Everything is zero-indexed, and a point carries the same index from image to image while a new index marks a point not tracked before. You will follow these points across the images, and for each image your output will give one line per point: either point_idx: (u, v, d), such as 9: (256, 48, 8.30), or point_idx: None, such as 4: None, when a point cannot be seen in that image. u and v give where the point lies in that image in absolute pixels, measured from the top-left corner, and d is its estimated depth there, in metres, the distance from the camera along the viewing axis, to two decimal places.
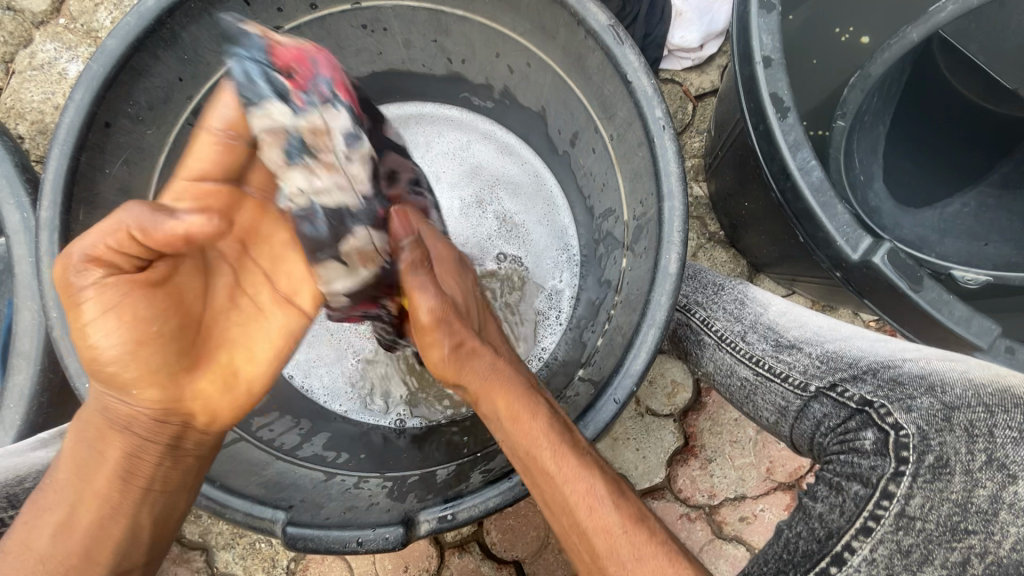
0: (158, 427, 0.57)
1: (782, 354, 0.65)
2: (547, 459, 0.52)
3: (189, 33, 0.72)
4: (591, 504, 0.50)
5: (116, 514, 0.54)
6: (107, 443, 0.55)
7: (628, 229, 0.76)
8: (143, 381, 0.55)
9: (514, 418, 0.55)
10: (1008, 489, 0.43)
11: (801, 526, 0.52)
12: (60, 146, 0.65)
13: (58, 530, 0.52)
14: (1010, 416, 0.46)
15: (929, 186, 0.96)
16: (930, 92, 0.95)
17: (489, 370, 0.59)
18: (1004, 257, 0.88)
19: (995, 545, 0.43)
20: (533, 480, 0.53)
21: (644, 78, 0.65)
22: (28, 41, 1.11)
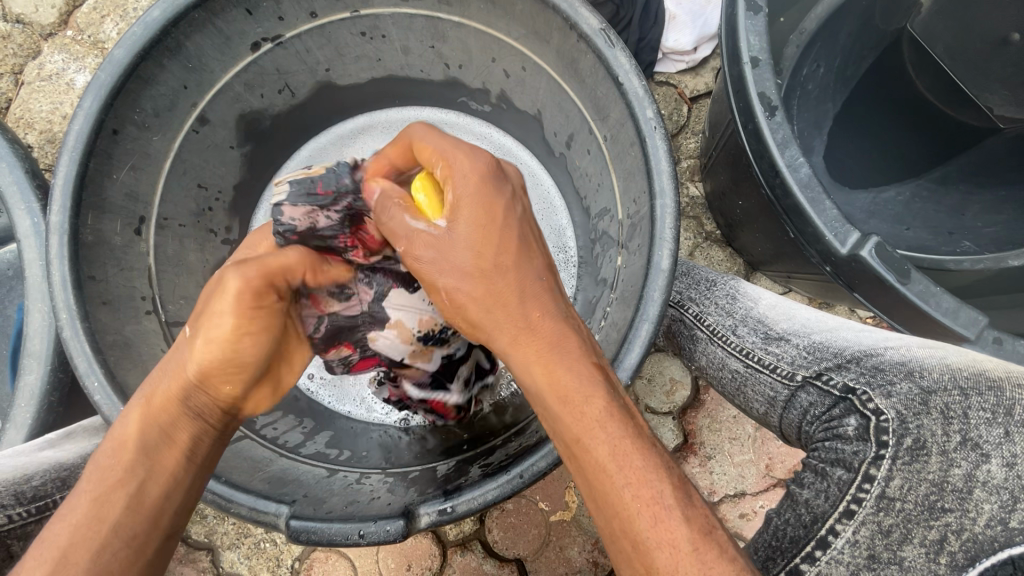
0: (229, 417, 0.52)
1: (771, 346, 0.66)
2: (604, 454, 0.46)
3: (194, 43, 0.75)
4: (653, 512, 0.44)
5: (176, 498, 0.48)
6: (181, 422, 0.49)
7: (623, 228, 0.77)
8: (230, 380, 0.49)
9: (563, 394, 0.48)
10: (981, 469, 0.45)
11: (790, 513, 0.52)
12: (70, 152, 0.67)
13: (129, 510, 0.46)
14: (982, 399, 0.47)
15: (874, 172, 1.00)
16: (892, 86, 1.01)
17: (524, 317, 0.51)
18: (921, 239, 0.91)
19: (970, 522, 0.44)
20: (578, 464, 0.48)
21: (635, 79, 0.67)
22: (37, 52, 1.14)
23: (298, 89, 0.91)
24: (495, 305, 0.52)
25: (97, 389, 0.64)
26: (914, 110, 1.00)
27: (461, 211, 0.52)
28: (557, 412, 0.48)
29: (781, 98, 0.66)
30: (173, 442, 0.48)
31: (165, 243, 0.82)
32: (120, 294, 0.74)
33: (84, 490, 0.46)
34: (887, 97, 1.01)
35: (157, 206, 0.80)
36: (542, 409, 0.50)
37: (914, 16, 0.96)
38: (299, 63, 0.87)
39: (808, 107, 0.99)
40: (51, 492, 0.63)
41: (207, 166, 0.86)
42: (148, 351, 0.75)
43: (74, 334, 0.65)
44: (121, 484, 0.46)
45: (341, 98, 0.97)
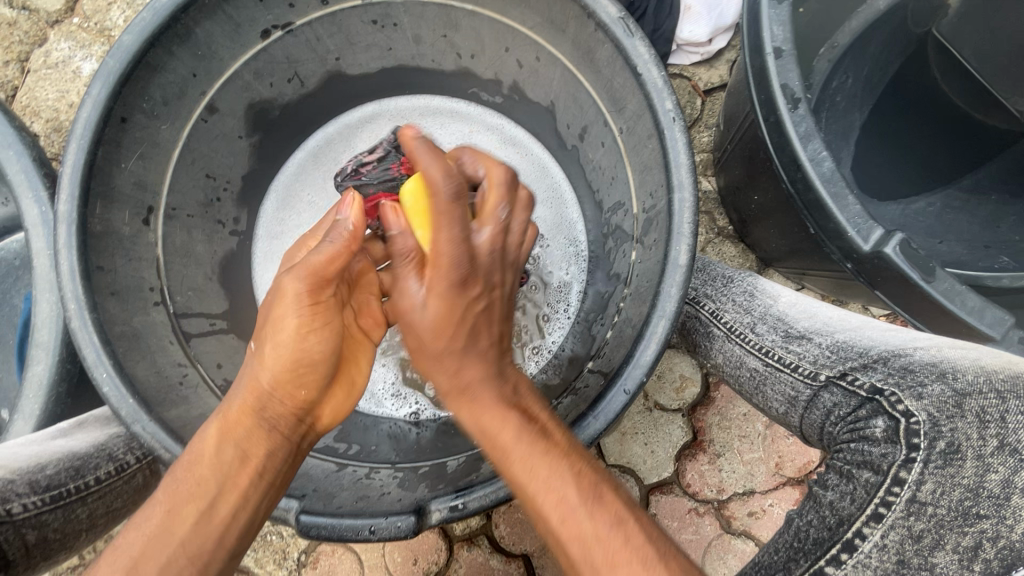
0: (297, 426, 0.57)
1: (792, 345, 0.65)
2: (524, 475, 0.51)
3: (203, 29, 0.73)
4: (569, 519, 0.48)
5: (243, 512, 0.52)
6: (253, 441, 0.54)
7: (638, 222, 0.76)
8: (304, 383, 0.56)
9: (487, 430, 0.53)
10: (1021, 474, 0.43)
11: (813, 514, 0.52)
12: (78, 141, 0.66)
13: (202, 518, 0.50)
14: (1021, 402, 0.46)
15: (900, 183, 0.98)
16: (918, 90, 0.99)
17: (461, 364, 0.56)
18: (955, 253, 0.89)
19: (1006, 530, 0.43)
20: (514, 486, 0.52)
21: (655, 70, 0.65)
22: (43, 39, 1.13)
23: (307, 78, 0.89)
24: (445, 348, 0.56)
25: (107, 380, 0.63)
26: (939, 115, 0.98)
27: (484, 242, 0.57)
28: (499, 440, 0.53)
29: (804, 90, 0.65)
30: (246, 453, 0.53)
31: (173, 234, 0.81)
32: (128, 286, 0.73)
33: (161, 501, 0.51)
34: (908, 96, 0.99)
35: (165, 196, 0.79)
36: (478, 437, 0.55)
37: (942, 19, 0.94)
38: (309, 51, 0.85)
39: (837, 119, 0.98)
40: (64, 481, 0.63)
41: (215, 155, 0.85)
42: (157, 342, 0.74)
43: (83, 326, 0.64)
44: (205, 489, 0.51)
45: (350, 88, 0.95)
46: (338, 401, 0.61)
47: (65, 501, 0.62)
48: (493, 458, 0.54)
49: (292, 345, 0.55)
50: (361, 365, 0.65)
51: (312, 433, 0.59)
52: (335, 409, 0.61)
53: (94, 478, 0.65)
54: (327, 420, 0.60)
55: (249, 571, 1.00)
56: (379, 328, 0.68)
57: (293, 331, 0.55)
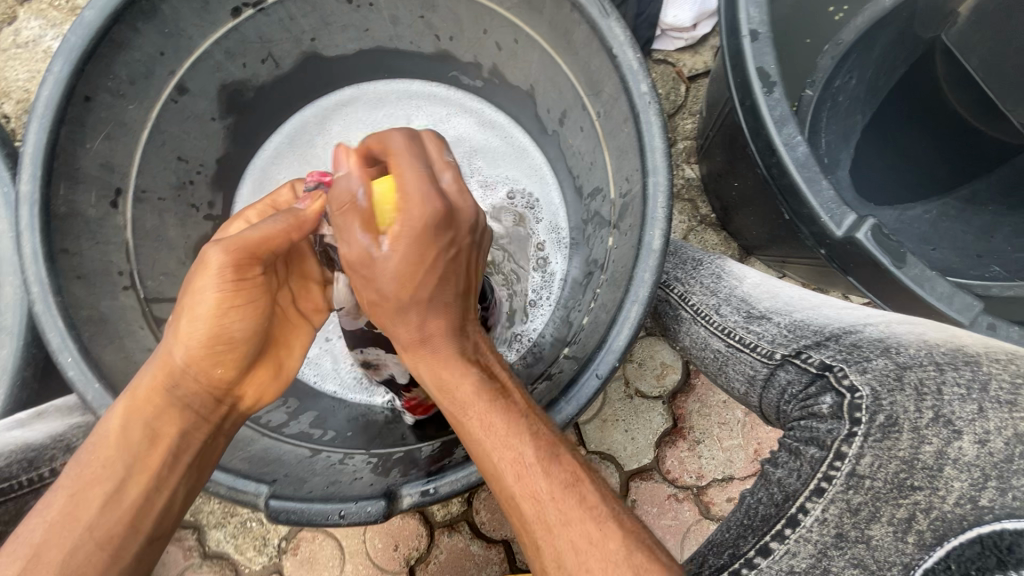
0: (213, 406, 0.55)
1: (752, 325, 0.65)
2: (476, 421, 0.51)
3: (170, 6, 0.71)
4: (525, 476, 0.48)
5: (155, 496, 0.51)
6: (164, 421, 0.52)
7: (615, 207, 0.75)
8: (220, 361, 0.53)
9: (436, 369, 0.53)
10: (953, 445, 0.43)
11: (762, 492, 0.53)
12: (39, 119, 0.64)
13: (107, 502, 0.49)
14: (957, 373, 0.46)
15: (898, 188, 0.96)
16: (922, 94, 0.99)
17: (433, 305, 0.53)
18: (946, 260, 0.88)
19: (939, 501, 0.42)
20: (468, 432, 0.52)
21: (629, 51, 0.64)
22: (13, 18, 1.09)
23: (282, 59, 0.87)
24: (355, 279, 0.51)
25: (72, 364, 0.62)
26: (938, 121, 0.98)
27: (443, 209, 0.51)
28: (450, 378, 0.53)
29: (780, 73, 0.64)
30: (155, 433, 0.52)
31: (143, 217, 0.80)
32: (95, 269, 0.72)
33: (65, 484, 0.49)
34: (905, 91, 0.99)
35: (135, 178, 0.78)
36: (435, 378, 0.54)
37: (951, 26, 0.95)
38: (283, 31, 0.83)
39: (838, 120, 0.97)
40: (17, 473, 0.62)
41: (187, 137, 0.83)
42: (126, 327, 0.73)
43: (46, 309, 0.63)
44: (110, 474, 0.50)
45: (327, 70, 0.94)
46: (260, 381, 0.58)
47: (16, 493, 0.63)
48: (444, 398, 0.53)
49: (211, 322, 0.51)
50: (299, 346, 0.61)
51: (233, 415, 0.58)
52: (258, 391, 0.59)
53: (47, 470, 0.64)
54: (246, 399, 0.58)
55: (229, 558, 0.99)
56: (322, 312, 0.63)
57: (212, 306, 0.51)
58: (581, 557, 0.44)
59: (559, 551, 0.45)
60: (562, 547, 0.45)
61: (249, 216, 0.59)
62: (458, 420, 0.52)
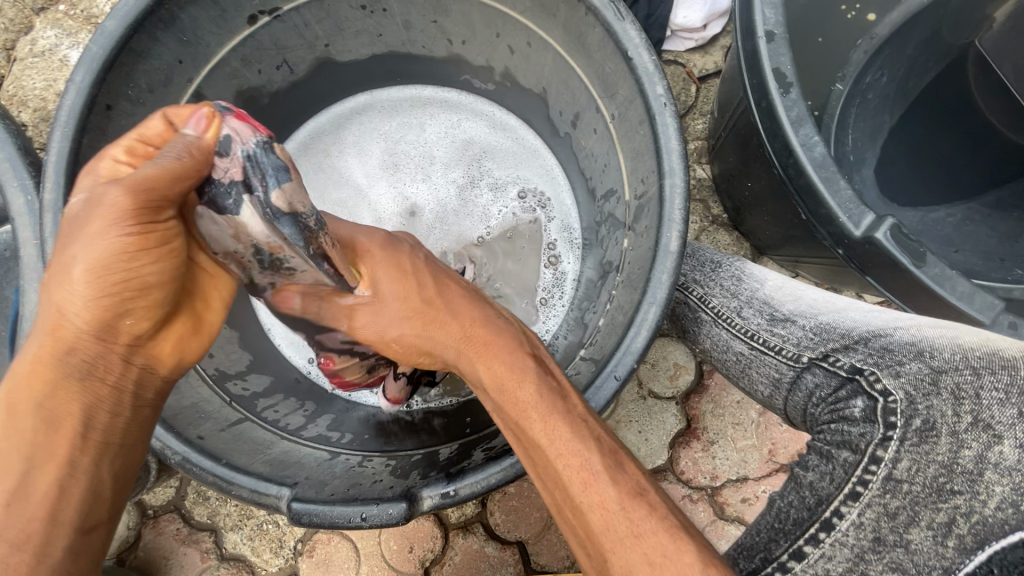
0: (123, 368, 0.50)
1: (777, 328, 0.65)
2: (537, 432, 0.51)
3: (189, 15, 0.72)
4: (585, 480, 0.47)
5: (72, 479, 0.47)
6: (64, 396, 0.47)
7: (630, 208, 0.75)
8: (129, 311, 0.47)
9: (500, 385, 0.56)
10: (993, 450, 0.43)
11: (793, 496, 0.52)
12: (63, 128, 0.65)
13: (14, 498, 0.44)
14: (995, 377, 0.46)
15: (922, 191, 0.95)
16: (944, 101, 0.98)
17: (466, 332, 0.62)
18: (970, 264, 0.87)
19: (980, 506, 0.42)
20: (520, 441, 0.54)
21: (646, 54, 0.64)
22: (29, 28, 1.11)
23: (297, 65, 0.88)
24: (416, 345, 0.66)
25: None
26: (963, 127, 0.96)
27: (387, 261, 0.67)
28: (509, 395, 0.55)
29: (796, 74, 0.64)
30: (55, 417, 0.46)
31: None
32: None
33: None
34: (923, 90, 0.98)
35: None
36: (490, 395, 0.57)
37: (985, 32, 0.93)
38: (298, 37, 0.84)
39: (866, 118, 0.97)
40: None
41: None
42: None
43: None
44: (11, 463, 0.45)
45: (341, 75, 0.94)
46: (177, 336, 0.54)
47: None
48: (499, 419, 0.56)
49: (114, 268, 0.44)
50: (216, 298, 0.57)
51: (147, 375, 0.52)
52: (174, 349, 0.54)
53: None
54: (165, 358, 0.53)
55: (246, 560, 1.00)
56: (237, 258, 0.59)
57: (114, 254, 0.44)
58: (654, 571, 0.42)
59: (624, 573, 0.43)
60: (621, 550, 0.44)
61: (115, 154, 0.48)
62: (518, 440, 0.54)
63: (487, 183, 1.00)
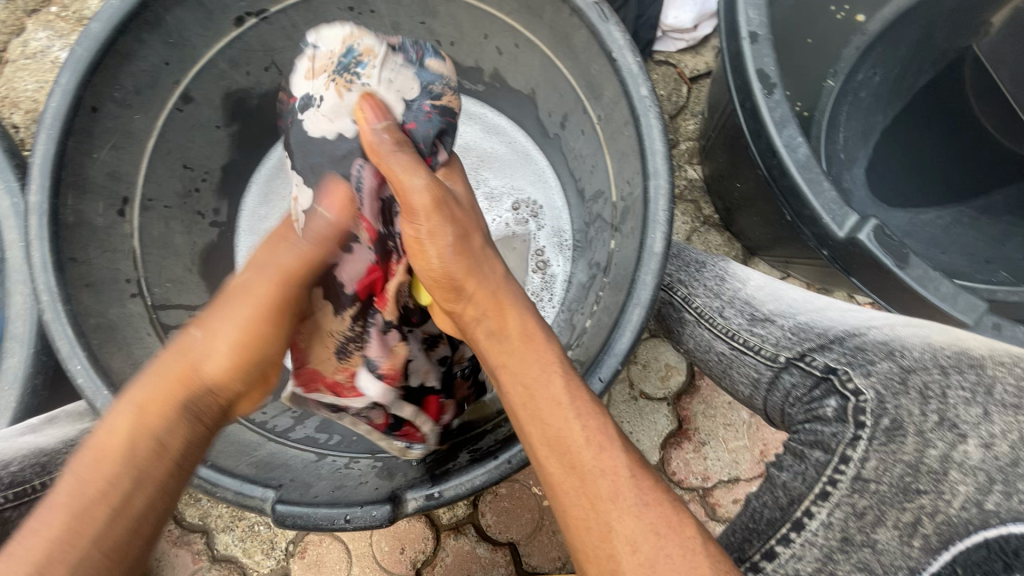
0: (219, 415, 0.54)
1: (756, 328, 0.65)
2: (559, 394, 0.50)
3: (175, 17, 0.72)
4: (597, 444, 0.47)
5: (159, 495, 0.46)
6: (153, 412, 0.49)
7: (616, 210, 0.75)
8: (248, 374, 0.55)
9: (525, 346, 0.54)
10: (958, 449, 0.44)
11: (767, 496, 0.52)
12: (47, 131, 0.65)
13: (119, 509, 0.43)
14: (962, 376, 0.47)
15: (913, 192, 0.95)
16: (939, 103, 0.98)
17: (494, 289, 0.57)
18: (955, 264, 0.87)
19: (944, 505, 0.43)
20: (534, 406, 0.51)
21: (629, 55, 0.64)
22: (21, 29, 1.11)
23: (285, 67, 0.88)
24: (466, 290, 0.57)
25: (80, 372, 0.63)
26: (958, 129, 0.96)
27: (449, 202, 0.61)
28: (523, 364, 0.53)
29: (780, 75, 0.64)
30: (166, 443, 0.48)
31: (150, 226, 0.81)
32: (103, 277, 0.73)
33: (71, 494, 0.43)
34: (920, 90, 0.98)
35: (141, 187, 0.79)
36: (505, 361, 0.54)
37: (982, 36, 0.94)
38: (286, 39, 0.84)
39: (858, 117, 0.98)
40: (30, 477, 0.63)
41: (192, 145, 0.84)
42: (133, 334, 0.74)
43: (55, 317, 0.64)
44: (146, 476, 0.46)
45: None
46: (253, 400, 0.58)
47: (29, 497, 0.64)
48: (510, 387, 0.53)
49: (247, 336, 0.55)
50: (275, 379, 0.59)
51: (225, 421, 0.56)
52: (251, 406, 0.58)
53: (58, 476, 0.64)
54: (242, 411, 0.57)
55: (237, 561, 1.00)
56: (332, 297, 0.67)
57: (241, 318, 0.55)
58: (658, 540, 0.43)
59: (630, 541, 0.43)
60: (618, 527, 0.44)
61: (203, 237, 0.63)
62: (531, 410, 0.51)
63: (477, 184, 1.00)
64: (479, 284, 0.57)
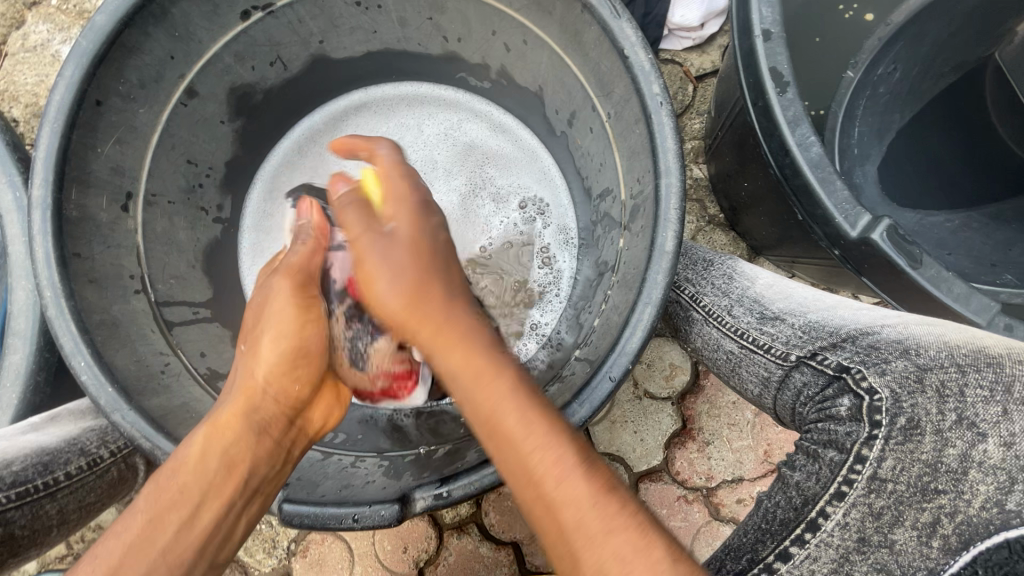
0: (286, 428, 0.62)
1: (766, 326, 0.64)
2: (513, 426, 0.49)
3: (180, 10, 0.71)
4: (556, 473, 0.46)
5: (223, 520, 0.55)
6: (220, 443, 0.57)
7: (625, 208, 0.75)
8: (299, 376, 0.64)
9: (476, 377, 0.52)
10: (978, 448, 0.44)
11: (781, 496, 0.52)
12: (51, 124, 0.64)
13: (184, 526, 0.52)
14: (981, 376, 0.46)
15: (925, 196, 0.95)
16: (960, 110, 0.98)
17: (450, 315, 0.58)
18: (960, 266, 0.86)
19: (964, 504, 0.43)
20: (494, 436, 0.50)
21: (642, 53, 0.64)
22: (21, 22, 1.10)
23: (290, 62, 0.87)
24: (422, 308, 0.58)
25: (84, 368, 0.62)
26: (974, 138, 0.96)
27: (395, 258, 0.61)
28: (484, 398, 0.51)
29: (793, 74, 0.64)
30: (232, 459, 0.57)
31: (153, 221, 0.80)
32: (106, 273, 0.72)
33: (144, 508, 0.53)
34: (940, 95, 0.97)
35: (144, 181, 0.78)
36: (460, 397, 0.53)
37: (1007, 44, 0.93)
38: (291, 34, 0.83)
39: (876, 113, 0.97)
40: (32, 477, 0.61)
41: (196, 140, 0.84)
42: (137, 331, 0.73)
43: (58, 313, 0.63)
44: (198, 497, 0.54)
45: (336, 72, 0.94)
46: (326, 403, 0.69)
47: (31, 497, 0.61)
48: (470, 418, 0.52)
49: (294, 336, 0.64)
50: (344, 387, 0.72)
51: (299, 441, 0.64)
52: (323, 413, 0.68)
53: (63, 473, 0.64)
54: (314, 420, 0.67)
55: (238, 560, 0.99)
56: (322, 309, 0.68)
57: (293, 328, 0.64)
58: (625, 566, 0.42)
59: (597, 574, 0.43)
60: (594, 555, 0.43)
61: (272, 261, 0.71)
62: (490, 437, 0.50)
63: (481, 182, 1.00)
64: (428, 309, 0.58)
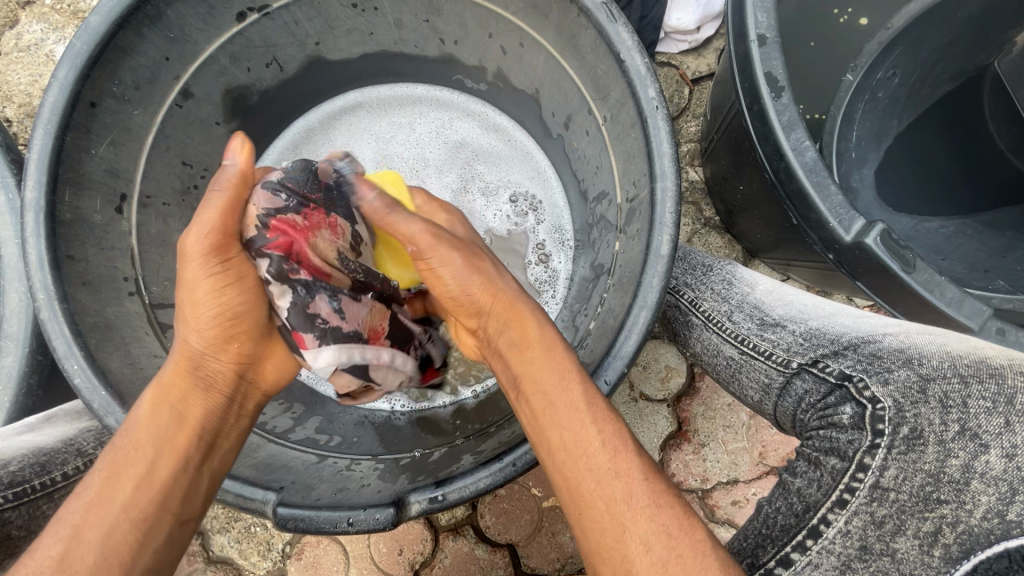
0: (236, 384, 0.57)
1: (766, 333, 0.65)
2: (580, 398, 0.50)
3: (175, 12, 0.71)
4: (616, 448, 0.47)
5: (182, 476, 0.51)
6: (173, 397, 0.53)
7: (621, 211, 0.75)
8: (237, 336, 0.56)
9: (546, 351, 0.53)
10: (980, 459, 0.44)
11: (781, 502, 0.52)
12: (44, 126, 0.64)
13: (142, 481, 0.49)
14: (983, 386, 0.46)
15: (918, 200, 0.96)
16: (957, 117, 0.98)
17: (516, 292, 0.58)
18: (954, 271, 0.86)
19: (966, 515, 0.43)
20: (553, 412, 0.50)
21: (638, 56, 0.64)
22: (14, 21, 1.09)
23: (286, 63, 0.87)
24: (493, 289, 0.57)
25: (77, 371, 0.62)
26: (968, 145, 0.97)
27: (457, 263, 0.57)
28: (546, 383, 0.51)
29: (788, 78, 0.64)
30: (183, 414, 0.53)
31: (148, 223, 0.80)
32: (101, 275, 0.71)
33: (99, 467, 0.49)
34: (936, 101, 0.99)
35: (139, 183, 0.78)
36: (524, 371, 0.53)
37: (1005, 54, 0.92)
38: (287, 35, 0.83)
39: (872, 115, 0.97)
40: (30, 477, 0.62)
41: (191, 142, 0.83)
42: (131, 333, 0.72)
43: (52, 316, 0.63)
44: (137, 461, 0.49)
45: (332, 74, 0.93)
46: (277, 360, 0.62)
47: (28, 497, 0.62)
48: (527, 394, 0.52)
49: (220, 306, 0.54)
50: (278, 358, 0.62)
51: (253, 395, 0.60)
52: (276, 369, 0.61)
53: (61, 474, 0.64)
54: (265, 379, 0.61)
55: (233, 562, 0.99)
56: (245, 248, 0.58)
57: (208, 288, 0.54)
58: (671, 543, 0.43)
59: (643, 543, 0.43)
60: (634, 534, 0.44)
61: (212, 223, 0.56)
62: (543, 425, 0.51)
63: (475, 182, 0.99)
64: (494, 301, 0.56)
